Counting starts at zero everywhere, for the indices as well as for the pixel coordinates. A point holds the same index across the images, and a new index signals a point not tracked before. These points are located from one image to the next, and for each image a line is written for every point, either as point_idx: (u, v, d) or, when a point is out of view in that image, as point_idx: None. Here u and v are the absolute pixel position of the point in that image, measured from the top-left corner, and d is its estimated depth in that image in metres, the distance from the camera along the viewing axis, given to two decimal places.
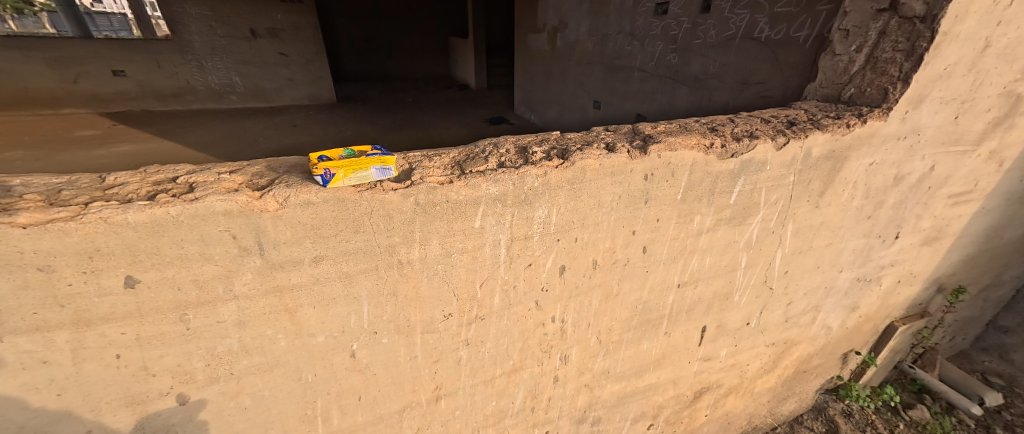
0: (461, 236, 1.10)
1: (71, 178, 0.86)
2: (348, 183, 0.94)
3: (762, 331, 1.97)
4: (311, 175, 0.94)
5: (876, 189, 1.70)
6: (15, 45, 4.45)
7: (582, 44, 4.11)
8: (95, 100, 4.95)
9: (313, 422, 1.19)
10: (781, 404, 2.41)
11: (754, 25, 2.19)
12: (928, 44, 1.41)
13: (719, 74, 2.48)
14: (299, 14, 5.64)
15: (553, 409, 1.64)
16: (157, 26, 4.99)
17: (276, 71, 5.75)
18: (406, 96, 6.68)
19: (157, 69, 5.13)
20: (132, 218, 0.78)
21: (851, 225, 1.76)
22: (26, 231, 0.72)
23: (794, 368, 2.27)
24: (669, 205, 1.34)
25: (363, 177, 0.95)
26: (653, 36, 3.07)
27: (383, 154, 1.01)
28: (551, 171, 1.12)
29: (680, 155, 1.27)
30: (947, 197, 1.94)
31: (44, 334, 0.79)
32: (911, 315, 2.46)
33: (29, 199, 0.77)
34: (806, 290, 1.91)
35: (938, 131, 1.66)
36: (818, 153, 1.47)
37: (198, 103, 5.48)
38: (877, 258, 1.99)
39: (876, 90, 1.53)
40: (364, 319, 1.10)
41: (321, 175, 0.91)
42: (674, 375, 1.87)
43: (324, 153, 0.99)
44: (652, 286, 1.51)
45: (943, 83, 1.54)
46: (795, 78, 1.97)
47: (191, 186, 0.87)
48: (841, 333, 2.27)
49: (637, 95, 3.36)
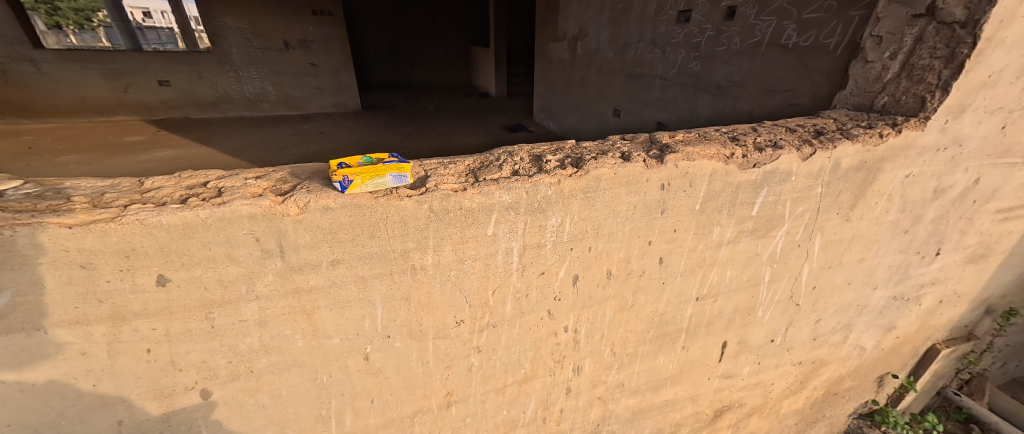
0: (474, 243, 1.11)
1: (113, 182, 0.92)
2: (364, 188, 0.96)
3: (787, 350, 1.88)
4: (331, 181, 0.97)
5: (914, 202, 1.61)
6: (74, 58, 4.84)
7: (603, 52, 4.09)
8: (142, 108, 5.29)
9: (328, 422, 1.21)
10: (810, 428, 2.28)
11: (781, 32, 2.13)
12: (970, 51, 1.33)
13: (744, 82, 2.42)
14: (330, 26, 5.86)
15: (566, 422, 1.61)
16: (200, 39, 5.35)
17: (307, 80, 5.99)
18: (428, 104, 6.81)
19: (199, 79, 5.46)
20: (166, 220, 0.82)
21: (886, 239, 1.67)
22: (72, 231, 0.77)
23: (824, 390, 2.16)
24: (687, 216, 1.31)
25: (377, 183, 0.98)
26: (675, 43, 3.03)
27: (399, 162, 1.02)
28: (564, 179, 1.12)
29: (698, 165, 1.24)
30: (994, 212, 1.81)
31: (84, 328, 0.85)
32: (953, 338, 2.31)
33: (76, 201, 0.83)
34: (836, 308, 1.82)
35: (984, 142, 1.56)
36: (848, 164, 1.40)
37: (234, 111, 5.78)
38: (916, 275, 1.87)
39: (912, 99, 1.46)
40: (378, 323, 1.12)
41: (338, 183, 0.94)
42: (693, 392, 1.81)
43: (343, 160, 1.02)
44: (668, 298, 1.47)
45: (987, 91, 1.45)
46: (825, 85, 1.89)
47: (220, 191, 0.91)
48: (875, 355, 2.14)
49: (659, 103, 3.32)
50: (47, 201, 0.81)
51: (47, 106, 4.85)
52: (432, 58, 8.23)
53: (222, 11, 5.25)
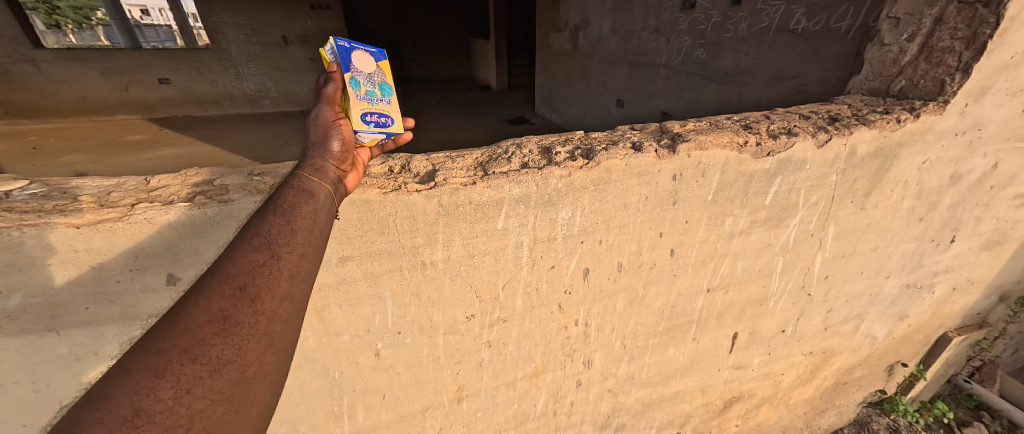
0: (484, 237, 1.09)
1: (120, 181, 0.90)
2: (348, 101, 0.91)
3: (798, 340, 1.87)
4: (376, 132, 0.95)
5: (930, 189, 1.57)
6: (76, 58, 4.91)
7: (605, 42, 4.03)
8: (145, 106, 5.32)
9: (340, 418, 1.21)
10: (820, 417, 2.27)
11: (790, 17, 2.08)
12: (993, 31, 1.29)
13: (751, 69, 2.38)
14: (329, 20, 5.78)
15: (576, 414, 1.60)
16: (199, 36, 5.33)
17: (307, 76, 5.94)
18: (429, 98, 6.76)
19: (199, 76, 5.45)
20: (174, 219, 0.81)
21: (900, 227, 1.64)
22: (80, 231, 0.75)
23: (834, 379, 2.15)
24: (698, 207, 1.29)
25: (348, 82, 0.92)
26: (680, 31, 2.98)
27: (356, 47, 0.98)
28: (575, 171, 1.10)
29: (712, 154, 1.21)
30: (1012, 198, 1.77)
31: (95, 328, 0.83)
32: (966, 325, 2.28)
33: (83, 201, 0.81)
34: (848, 297, 1.80)
35: (1004, 125, 1.52)
36: (864, 150, 1.37)
37: (235, 108, 5.76)
38: (930, 263, 1.85)
39: (930, 82, 1.41)
40: (388, 319, 1.11)
41: (367, 154, 0.96)
42: (704, 383, 1.81)
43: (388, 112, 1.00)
44: (680, 290, 1.46)
45: (1009, 73, 1.41)
46: (835, 71, 1.85)
47: (227, 188, 0.90)
48: (886, 344, 2.12)
49: (663, 93, 3.28)
50: (55, 201, 0.79)
51: (50, 107, 4.95)
52: (433, 52, 8.17)
53: (220, 7, 5.21)
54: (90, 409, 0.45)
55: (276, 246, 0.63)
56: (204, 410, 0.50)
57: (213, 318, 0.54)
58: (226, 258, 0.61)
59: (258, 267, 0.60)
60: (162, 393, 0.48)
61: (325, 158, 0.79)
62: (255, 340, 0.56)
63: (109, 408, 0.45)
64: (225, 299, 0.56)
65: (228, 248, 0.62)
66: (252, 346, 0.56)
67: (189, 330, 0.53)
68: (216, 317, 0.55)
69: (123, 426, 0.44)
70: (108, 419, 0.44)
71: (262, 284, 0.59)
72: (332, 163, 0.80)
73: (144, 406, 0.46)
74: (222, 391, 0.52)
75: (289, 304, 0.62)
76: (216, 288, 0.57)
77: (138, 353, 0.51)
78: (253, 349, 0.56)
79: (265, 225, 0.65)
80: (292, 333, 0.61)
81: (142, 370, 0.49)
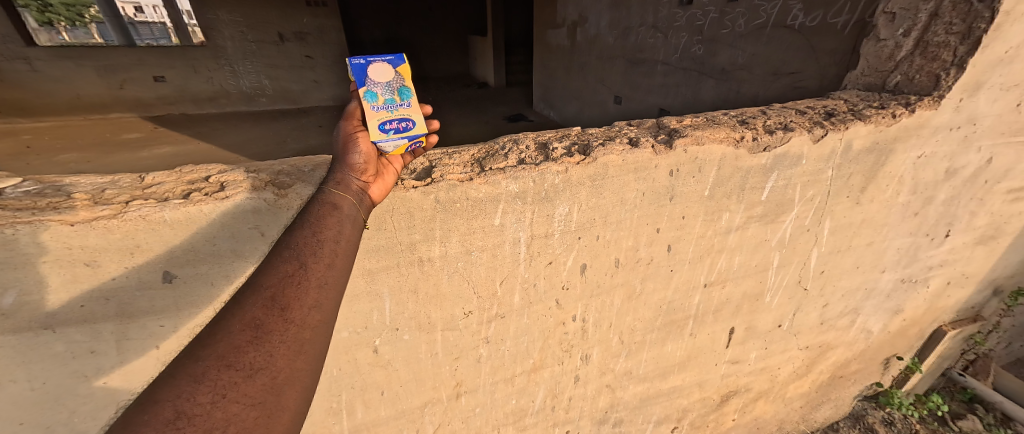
0: (481, 234, 1.09)
1: (113, 178, 0.90)
2: (366, 115, 0.88)
3: (794, 335, 1.88)
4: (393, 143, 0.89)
5: (925, 184, 1.58)
6: (69, 55, 4.85)
7: (602, 39, 4.03)
8: (140, 104, 5.29)
9: (338, 415, 1.21)
10: (815, 411, 2.29)
11: (787, 12, 2.08)
12: (987, 25, 1.29)
13: (749, 65, 2.38)
14: (325, 17, 5.75)
15: (574, 410, 1.61)
16: (193, 33, 5.27)
17: (303, 73, 5.91)
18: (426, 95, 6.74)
19: (194, 74, 5.41)
20: (169, 215, 0.80)
21: (896, 222, 1.65)
22: (74, 228, 0.75)
23: (829, 373, 2.16)
24: (695, 202, 1.29)
25: (364, 97, 0.89)
26: (677, 27, 2.98)
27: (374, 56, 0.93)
28: (572, 166, 1.10)
29: (708, 149, 1.22)
30: (1006, 192, 1.79)
31: (92, 325, 0.83)
32: (960, 319, 2.30)
33: (76, 198, 0.80)
34: (844, 292, 1.81)
35: (998, 120, 1.53)
36: (860, 145, 1.37)
37: (231, 106, 5.73)
38: (925, 258, 1.86)
39: (926, 77, 1.42)
40: (386, 315, 1.11)
41: (399, 163, 0.93)
42: (700, 378, 1.82)
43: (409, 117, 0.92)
44: (677, 286, 1.46)
45: (1003, 68, 1.42)
46: (832, 67, 1.86)
47: (222, 185, 0.89)
48: (881, 338, 2.14)
49: (660, 89, 3.29)
50: (48, 198, 0.79)
51: (43, 105, 4.90)
52: (430, 49, 8.13)
53: (215, 4, 5.17)
54: (137, 412, 0.46)
55: (304, 258, 0.65)
56: (240, 414, 0.50)
57: (247, 326, 0.56)
58: (258, 272, 0.63)
59: (289, 278, 0.62)
60: (201, 395, 0.48)
61: (346, 172, 0.80)
62: (286, 347, 0.57)
63: (154, 410, 0.46)
64: (258, 308, 0.58)
65: (261, 262, 0.65)
66: (283, 353, 0.57)
67: (225, 337, 0.54)
68: (250, 325, 0.56)
69: (166, 427, 0.45)
70: (152, 421, 0.45)
71: (292, 294, 0.61)
72: (354, 176, 0.80)
73: (185, 409, 0.47)
74: (257, 397, 0.52)
75: (318, 312, 0.63)
76: (250, 298, 0.59)
77: (179, 360, 0.52)
78: (285, 357, 0.57)
79: (295, 238, 0.67)
80: (321, 341, 0.62)
81: (182, 374, 0.50)
